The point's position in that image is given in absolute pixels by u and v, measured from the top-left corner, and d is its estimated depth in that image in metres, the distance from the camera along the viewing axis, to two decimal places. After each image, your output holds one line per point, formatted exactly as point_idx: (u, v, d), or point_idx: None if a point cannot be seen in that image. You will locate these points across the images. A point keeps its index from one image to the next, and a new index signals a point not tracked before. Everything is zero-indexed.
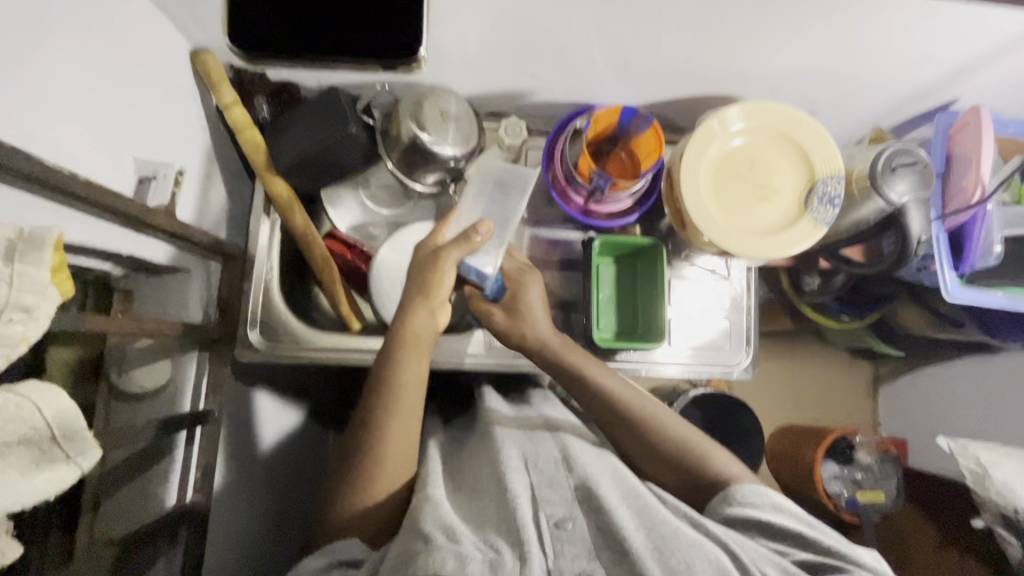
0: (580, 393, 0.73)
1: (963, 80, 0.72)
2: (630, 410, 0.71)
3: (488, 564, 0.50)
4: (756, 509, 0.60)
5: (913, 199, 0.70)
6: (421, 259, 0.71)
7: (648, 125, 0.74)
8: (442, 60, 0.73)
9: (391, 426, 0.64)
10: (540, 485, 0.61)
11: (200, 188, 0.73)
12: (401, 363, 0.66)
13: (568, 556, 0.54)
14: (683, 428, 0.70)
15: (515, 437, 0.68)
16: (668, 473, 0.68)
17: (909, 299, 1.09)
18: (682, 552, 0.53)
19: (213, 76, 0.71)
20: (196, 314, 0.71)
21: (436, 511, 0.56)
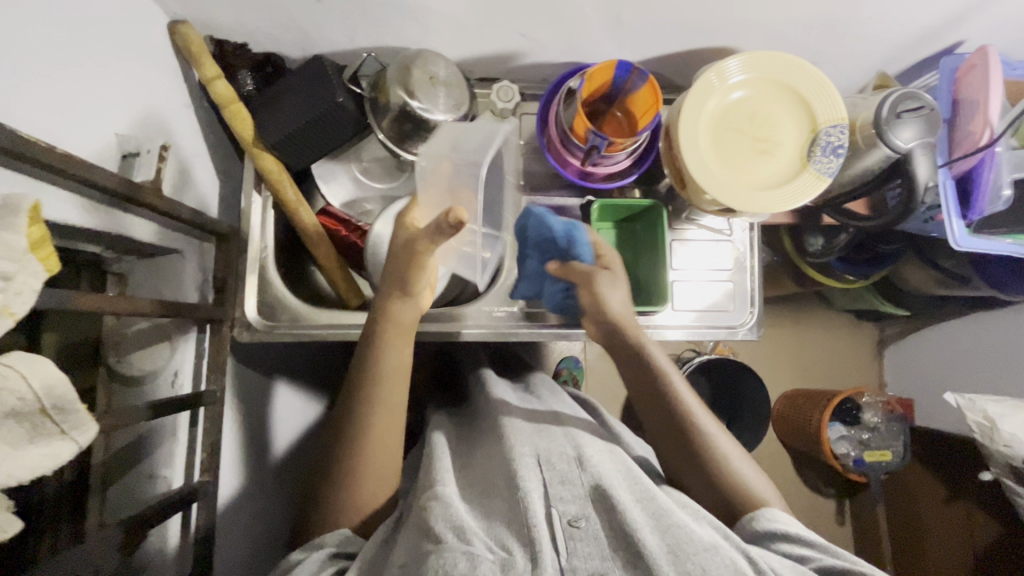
0: (638, 381, 0.72)
1: (972, 19, 0.69)
2: (677, 409, 0.69)
3: (499, 564, 0.52)
4: (782, 523, 0.61)
5: (920, 144, 0.67)
6: (400, 248, 0.66)
7: (645, 80, 0.69)
8: (429, 22, 0.70)
9: (373, 425, 0.65)
10: (551, 482, 0.60)
11: (181, 165, 0.70)
12: (381, 354, 0.67)
13: (581, 556, 0.54)
14: (715, 435, 0.68)
15: (528, 435, 0.67)
16: (664, 442, 0.69)
17: (916, 255, 1.13)
18: (697, 557, 0.53)
19: (192, 48, 0.67)
20: (192, 295, 0.73)
21: (444, 509, 0.57)
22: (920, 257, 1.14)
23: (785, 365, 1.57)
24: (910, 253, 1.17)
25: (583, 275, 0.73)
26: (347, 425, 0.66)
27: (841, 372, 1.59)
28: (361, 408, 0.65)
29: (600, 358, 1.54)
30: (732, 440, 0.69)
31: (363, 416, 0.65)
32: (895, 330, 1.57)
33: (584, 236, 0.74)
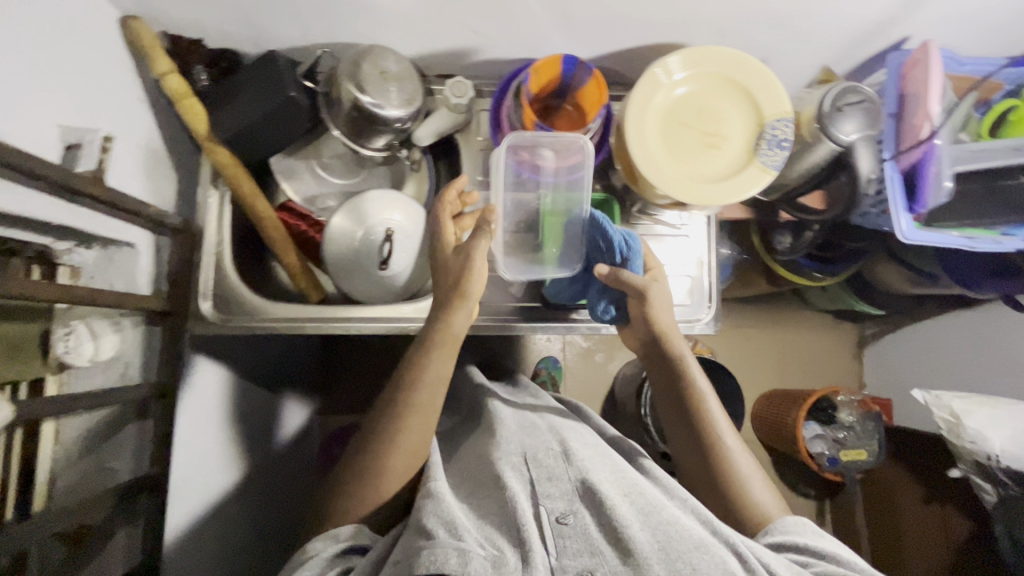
0: (673, 393, 0.76)
1: (913, 15, 0.70)
2: (707, 426, 0.73)
3: (491, 560, 0.54)
4: (792, 534, 0.65)
5: (862, 138, 0.70)
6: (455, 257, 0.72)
7: (591, 74, 0.71)
8: (379, 18, 0.71)
9: (409, 430, 0.68)
10: (539, 480, 0.64)
11: (135, 159, 0.71)
12: (425, 363, 0.70)
13: (570, 552, 0.57)
14: (737, 455, 0.72)
15: (515, 434, 0.73)
16: (688, 455, 0.74)
17: (885, 254, 1.16)
18: (689, 555, 0.56)
19: (144, 42, 0.68)
20: (145, 288, 0.73)
21: (436, 507, 0.61)
22: (889, 257, 1.16)
23: (760, 364, 1.59)
24: (879, 252, 1.19)
25: (637, 288, 0.72)
26: (376, 431, 0.69)
27: (820, 371, 1.60)
28: (389, 416, 0.69)
29: (579, 359, 1.54)
30: (750, 458, 0.73)
31: (392, 414, 0.69)
32: (873, 328, 1.58)
33: (639, 248, 0.74)
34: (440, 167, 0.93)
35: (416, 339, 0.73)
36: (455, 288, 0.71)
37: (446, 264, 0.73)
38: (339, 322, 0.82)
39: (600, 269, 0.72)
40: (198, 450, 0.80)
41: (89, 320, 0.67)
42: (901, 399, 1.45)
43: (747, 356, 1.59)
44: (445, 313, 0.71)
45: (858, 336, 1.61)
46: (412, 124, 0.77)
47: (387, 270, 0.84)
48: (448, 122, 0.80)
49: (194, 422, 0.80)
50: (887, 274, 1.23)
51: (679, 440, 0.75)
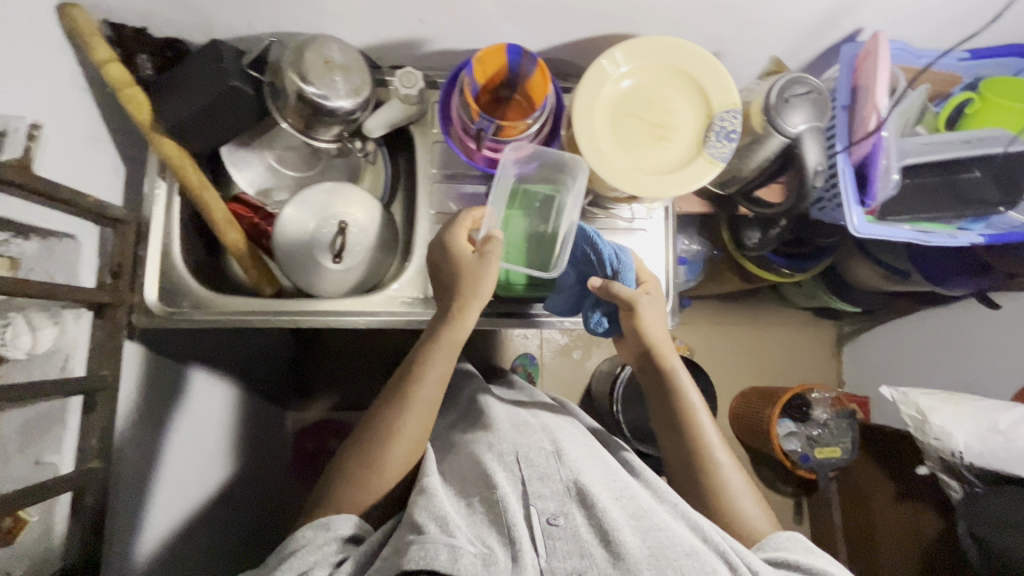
0: (664, 404, 0.76)
1: (862, 6, 0.69)
2: (696, 440, 0.73)
3: (482, 557, 0.55)
4: (785, 551, 0.64)
5: (809, 128, 0.69)
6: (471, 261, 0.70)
7: (535, 63, 0.70)
8: (323, 6, 0.70)
9: (403, 427, 0.69)
10: (530, 479, 0.65)
11: (75, 148, 0.69)
12: (427, 363, 0.71)
13: (559, 554, 0.58)
14: (726, 469, 0.72)
15: (508, 434, 0.72)
16: (677, 467, 0.74)
17: (858, 251, 1.16)
18: (677, 561, 0.56)
19: (83, 30, 0.67)
20: (87, 279, 0.71)
21: (428, 502, 0.61)
22: (861, 253, 1.16)
23: (738, 361, 1.58)
24: (852, 249, 1.19)
25: (624, 299, 0.72)
26: (374, 429, 0.70)
27: (798, 369, 1.59)
28: (392, 411, 0.70)
29: (556, 357, 1.53)
30: (742, 472, 0.73)
31: (394, 407, 0.70)
32: (852, 326, 1.57)
33: (629, 261, 0.74)
34: (399, 161, 0.92)
35: (418, 342, 0.73)
36: (469, 291, 0.69)
37: (456, 267, 0.70)
38: (289, 314, 0.81)
39: (594, 281, 0.72)
40: (185, 457, 0.90)
41: (27, 313, 0.64)
42: (878, 397, 1.44)
43: (726, 354, 1.58)
44: (453, 318, 0.70)
45: (837, 334, 1.61)
46: (362, 115, 0.77)
47: (341, 262, 0.83)
48: (400, 113, 0.79)
49: (183, 433, 0.89)
50: (861, 271, 1.22)
51: (670, 455, 0.75)
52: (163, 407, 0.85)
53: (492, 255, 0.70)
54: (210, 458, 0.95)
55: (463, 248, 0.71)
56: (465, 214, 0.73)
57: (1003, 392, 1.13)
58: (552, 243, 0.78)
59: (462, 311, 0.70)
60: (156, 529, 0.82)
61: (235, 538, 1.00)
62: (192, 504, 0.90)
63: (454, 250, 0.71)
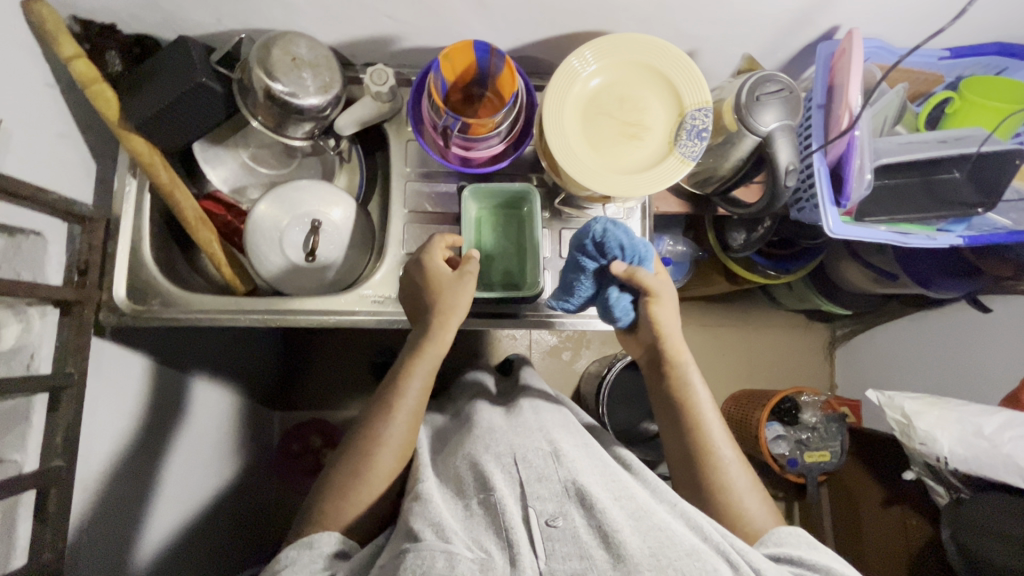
0: (671, 400, 0.74)
1: (836, 4, 0.68)
2: (703, 437, 0.71)
3: (478, 563, 0.54)
4: (787, 547, 0.63)
5: (780, 127, 0.68)
6: (449, 282, 0.72)
7: (504, 61, 0.69)
8: (290, 3, 0.70)
9: (389, 438, 0.68)
10: (529, 481, 0.63)
11: (42, 146, 0.69)
12: (409, 377, 0.71)
13: (558, 556, 0.56)
14: (732, 468, 0.70)
15: (506, 435, 0.69)
16: (681, 464, 0.72)
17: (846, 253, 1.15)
18: (678, 561, 0.54)
19: (48, 25, 0.66)
20: (54, 277, 0.70)
21: (425, 509, 0.60)
22: (850, 255, 1.15)
23: (728, 364, 1.57)
24: (840, 251, 1.17)
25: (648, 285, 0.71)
26: (358, 443, 0.69)
27: (790, 372, 1.58)
28: (378, 424, 0.68)
29: (545, 358, 1.52)
30: (747, 473, 0.71)
31: (380, 418, 0.69)
32: (844, 329, 1.55)
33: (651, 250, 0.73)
34: (375, 160, 0.92)
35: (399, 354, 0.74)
36: (447, 309, 0.71)
37: (436, 287, 0.72)
38: (257, 313, 0.81)
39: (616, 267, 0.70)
40: (187, 469, 0.93)
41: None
42: (870, 401, 1.42)
43: (717, 357, 1.57)
44: (434, 334, 0.71)
45: (830, 337, 1.59)
46: (332, 112, 0.76)
47: (314, 261, 0.83)
48: (371, 111, 0.78)
49: (184, 445, 0.93)
50: (850, 273, 1.21)
51: (674, 452, 0.73)
52: (139, 407, 0.84)
53: (470, 274, 0.73)
54: (184, 461, 0.93)
55: (442, 271, 0.73)
56: (436, 240, 0.75)
57: (992, 398, 1.12)
58: (527, 252, 0.80)
59: (442, 327, 0.71)
60: (161, 537, 0.87)
61: (210, 540, 0.98)
62: (191, 506, 0.94)
63: (431, 274, 0.73)
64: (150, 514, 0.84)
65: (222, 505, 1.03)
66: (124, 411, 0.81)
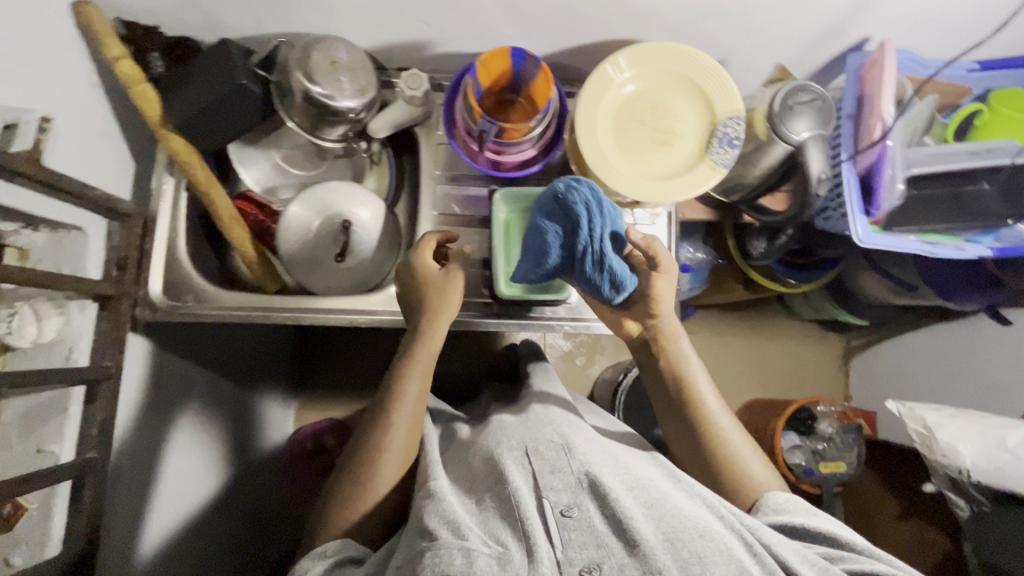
0: (666, 382, 0.75)
1: (868, 15, 0.69)
2: (701, 414, 0.72)
3: (496, 559, 0.53)
4: (789, 514, 0.65)
5: (813, 138, 0.69)
6: (438, 283, 0.73)
7: (539, 68, 0.70)
8: (329, 7, 0.71)
9: (393, 435, 0.69)
10: (542, 473, 0.62)
11: (85, 145, 0.71)
12: (406, 377, 0.72)
13: (576, 544, 0.55)
14: (733, 436, 0.72)
15: (514, 430, 0.69)
16: (684, 444, 0.73)
17: (867, 262, 1.15)
18: (692, 543, 0.55)
19: (96, 28, 0.68)
20: (94, 272, 0.72)
21: (438, 506, 0.59)
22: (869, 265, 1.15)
23: (743, 372, 1.57)
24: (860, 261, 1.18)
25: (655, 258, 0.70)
26: (363, 447, 0.69)
27: (805, 381, 1.58)
28: (381, 427, 0.69)
29: (560, 363, 1.52)
30: (750, 441, 0.73)
31: (380, 426, 0.69)
32: (860, 339, 1.55)
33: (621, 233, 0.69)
34: (404, 162, 0.93)
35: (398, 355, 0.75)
36: (436, 310, 0.73)
37: (427, 288, 0.74)
38: (288, 313, 0.82)
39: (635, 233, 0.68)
40: (190, 467, 0.92)
41: (34, 303, 0.66)
42: (886, 412, 1.42)
43: (731, 365, 1.57)
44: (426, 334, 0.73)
45: (846, 347, 1.59)
46: (366, 115, 0.77)
47: (344, 261, 0.84)
48: (404, 115, 0.79)
49: (190, 438, 0.93)
50: (868, 284, 1.21)
51: (679, 437, 0.74)
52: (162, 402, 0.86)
53: (456, 273, 0.75)
54: (192, 458, 0.93)
55: (432, 272, 0.74)
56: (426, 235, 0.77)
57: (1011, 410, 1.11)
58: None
59: (433, 327, 0.73)
60: (162, 535, 0.85)
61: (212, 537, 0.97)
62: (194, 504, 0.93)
63: (421, 276, 0.74)
64: (151, 512, 0.83)
65: (228, 506, 1.02)
66: (151, 406, 0.83)
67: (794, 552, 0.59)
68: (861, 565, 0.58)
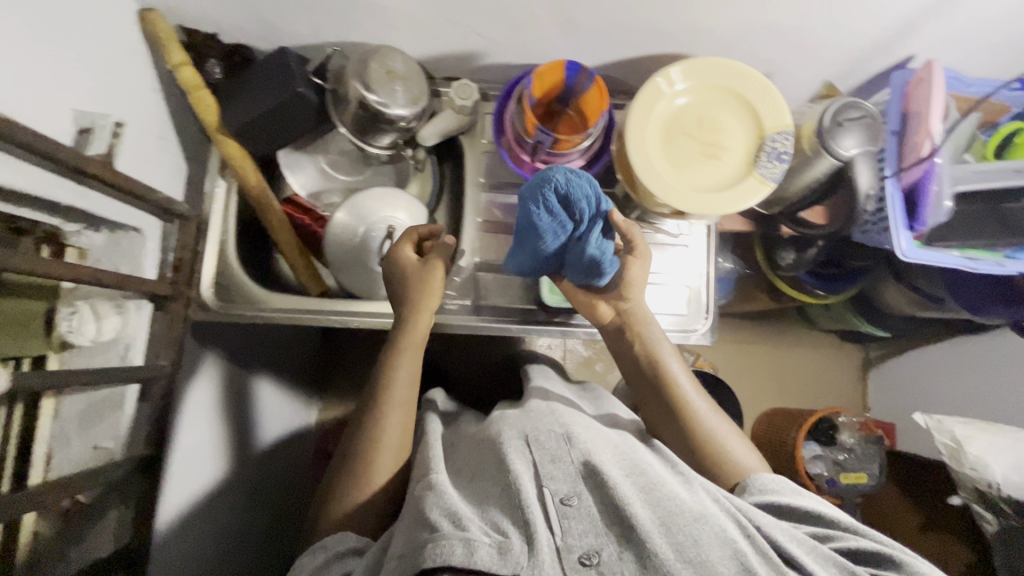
0: (642, 369, 0.76)
1: (915, 35, 0.71)
2: (676, 398, 0.73)
3: (497, 546, 0.52)
4: (775, 494, 0.64)
5: (862, 154, 0.71)
6: (417, 270, 0.75)
7: (593, 81, 0.72)
8: (386, 18, 0.73)
9: (388, 421, 0.70)
10: (542, 462, 0.62)
11: (146, 149, 0.72)
12: (397, 363, 0.73)
13: (576, 533, 0.54)
14: (709, 417, 0.73)
15: (516, 419, 0.69)
16: (665, 430, 0.74)
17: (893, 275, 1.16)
18: (687, 527, 0.54)
19: (161, 35, 0.70)
20: (150, 272, 0.73)
21: (438, 497, 0.57)
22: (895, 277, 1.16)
23: (762, 381, 1.58)
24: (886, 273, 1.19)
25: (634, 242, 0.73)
26: (359, 440, 0.70)
27: (824, 391, 1.58)
28: (376, 415, 0.71)
29: (580, 369, 1.53)
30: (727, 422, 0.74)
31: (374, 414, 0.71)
32: (879, 351, 1.56)
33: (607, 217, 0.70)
34: (445, 169, 0.94)
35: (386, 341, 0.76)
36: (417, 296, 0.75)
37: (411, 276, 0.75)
38: (330, 315, 0.83)
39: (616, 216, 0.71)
40: (210, 442, 0.87)
41: (93, 302, 0.67)
42: (905, 424, 1.42)
43: (750, 373, 1.58)
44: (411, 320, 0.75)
45: (864, 358, 1.59)
46: (417, 124, 0.79)
47: None
48: (452, 123, 0.81)
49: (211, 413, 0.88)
50: (893, 296, 1.21)
51: (659, 422, 0.74)
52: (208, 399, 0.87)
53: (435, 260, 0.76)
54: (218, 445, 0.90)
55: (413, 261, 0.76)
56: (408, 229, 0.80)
57: None
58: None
59: (416, 314, 0.75)
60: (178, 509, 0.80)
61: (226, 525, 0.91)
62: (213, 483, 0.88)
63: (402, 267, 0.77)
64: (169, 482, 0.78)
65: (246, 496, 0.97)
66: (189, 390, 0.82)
67: (782, 532, 0.58)
68: (847, 544, 0.58)
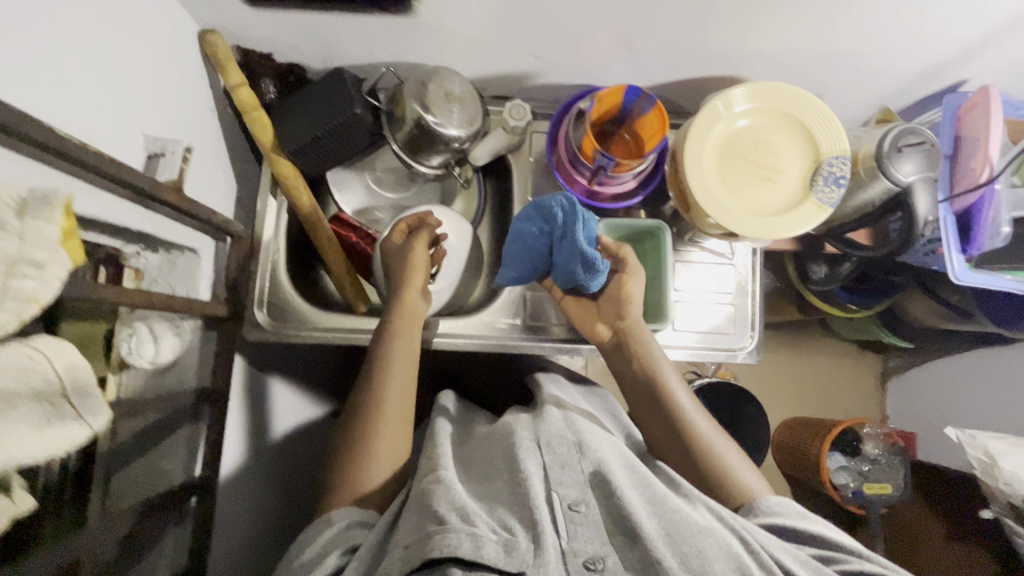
0: (640, 381, 0.74)
1: (969, 62, 0.72)
2: (676, 411, 0.71)
3: (502, 544, 0.50)
4: (781, 516, 0.62)
5: (920, 178, 0.71)
6: (406, 251, 0.76)
7: (653, 106, 0.73)
8: (444, 41, 0.74)
9: (389, 394, 0.68)
10: (552, 466, 0.60)
11: (205, 170, 0.72)
12: (393, 339, 0.71)
13: (582, 538, 0.53)
14: (711, 434, 0.70)
15: (528, 423, 0.67)
16: (665, 445, 0.71)
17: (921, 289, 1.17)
18: (693, 538, 0.53)
19: (220, 57, 0.70)
20: (205, 293, 0.72)
21: (445, 492, 0.55)
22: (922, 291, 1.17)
23: (784, 390, 1.58)
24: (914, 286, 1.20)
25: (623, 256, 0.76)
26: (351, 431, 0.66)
27: (845, 401, 1.59)
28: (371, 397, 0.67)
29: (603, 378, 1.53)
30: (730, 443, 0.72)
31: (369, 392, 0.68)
32: (898, 361, 1.56)
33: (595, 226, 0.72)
34: (488, 185, 0.95)
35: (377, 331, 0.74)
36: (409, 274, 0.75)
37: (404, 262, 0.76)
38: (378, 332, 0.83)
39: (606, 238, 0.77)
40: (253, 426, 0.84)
41: (150, 321, 0.65)
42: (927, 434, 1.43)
43: (772, 383, 1.59)
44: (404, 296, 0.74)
45: (883, 367, 1.60)
46: (470, 144, 0.79)
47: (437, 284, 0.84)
48: (502, 143, 0.81)
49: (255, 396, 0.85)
50: (919, 309, 1.22)
51: (655, 435, 0.73)
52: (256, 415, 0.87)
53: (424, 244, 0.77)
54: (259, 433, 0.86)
55: (403, 245, 0.77)
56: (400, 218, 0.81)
57: None
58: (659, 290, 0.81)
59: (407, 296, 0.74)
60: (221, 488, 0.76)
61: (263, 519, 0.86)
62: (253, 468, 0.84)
63: (393, 255, 0.78)
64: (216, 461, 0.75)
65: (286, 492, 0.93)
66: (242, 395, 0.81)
67: (786, 555, 0.55)
68: (852, 566, 0.55)
